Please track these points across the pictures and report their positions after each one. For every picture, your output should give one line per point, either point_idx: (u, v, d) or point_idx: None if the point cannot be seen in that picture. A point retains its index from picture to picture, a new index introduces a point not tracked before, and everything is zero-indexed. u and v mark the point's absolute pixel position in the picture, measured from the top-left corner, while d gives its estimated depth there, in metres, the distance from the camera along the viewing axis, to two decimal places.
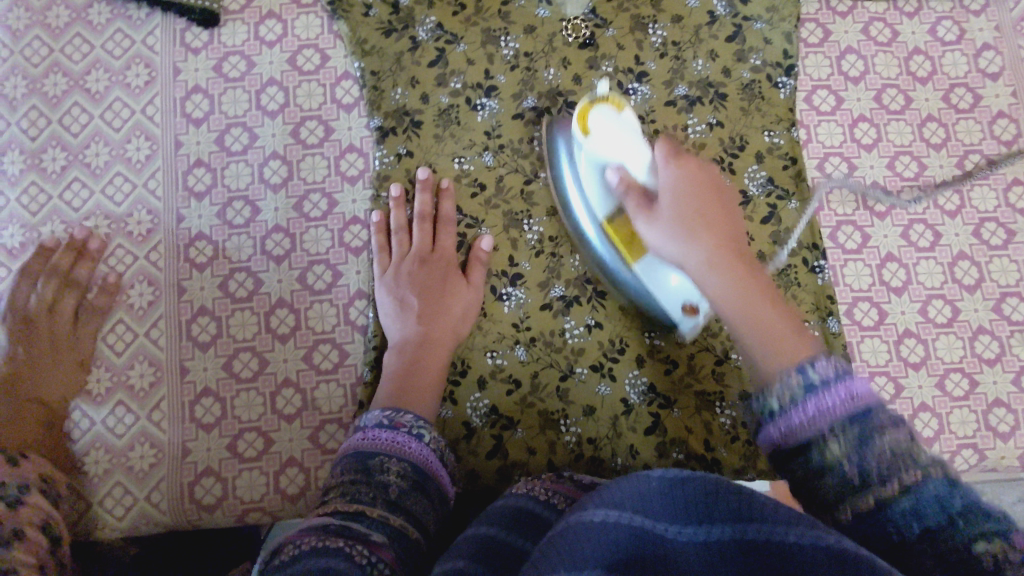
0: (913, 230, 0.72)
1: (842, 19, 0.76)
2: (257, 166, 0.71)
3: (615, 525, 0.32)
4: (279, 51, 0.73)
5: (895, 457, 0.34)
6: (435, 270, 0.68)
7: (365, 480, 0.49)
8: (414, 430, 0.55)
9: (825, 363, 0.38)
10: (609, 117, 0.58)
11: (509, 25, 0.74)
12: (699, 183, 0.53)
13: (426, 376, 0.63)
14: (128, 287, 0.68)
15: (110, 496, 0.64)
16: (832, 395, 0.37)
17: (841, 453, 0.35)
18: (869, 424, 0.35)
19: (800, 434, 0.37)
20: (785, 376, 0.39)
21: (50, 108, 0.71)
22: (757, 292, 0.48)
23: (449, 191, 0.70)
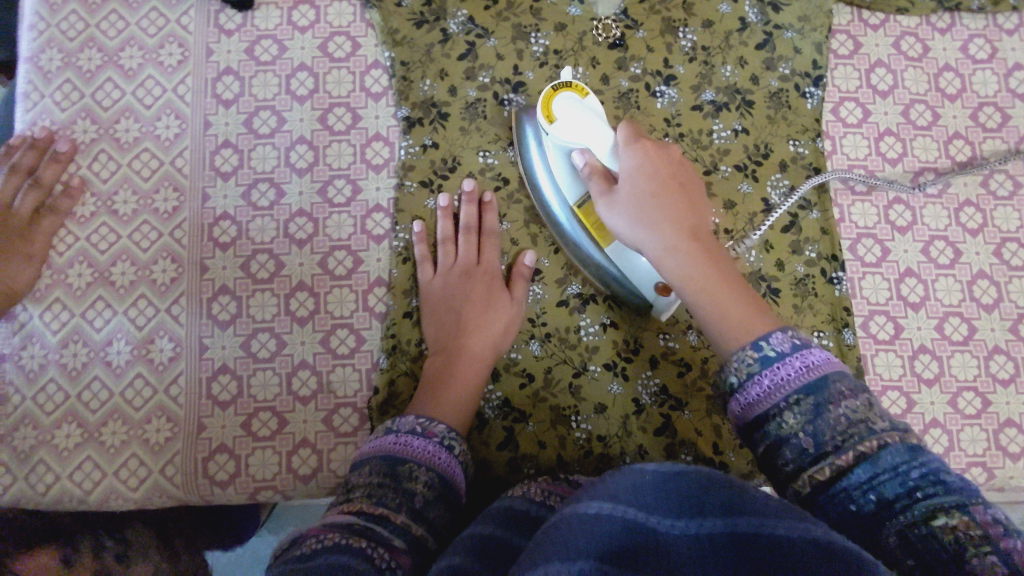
0: (934, 246, 0.72)
1: (873, 32, 0.76)
2: (284, 149, 0.72)
3: (609, 516, 0.35)
4: (312, 37, 0.74)
5: (849, 422, 0.41)
6: (478, 284, 0.68)
7: (393, 485, 0.50)
8: (444, 441, 0.56)
9: (781, 337, 0.46)
10: (575, 104, 0.60)
11: (540, 22, 0.75)
12: (659, 166, 0.59)
13: (464, 389, 0.63)
14: (152, 262, 0.69)
15: (126, 466, 0.65)
16: (787, 368, 0.45)
17: (797, 424, 0.43)
18: (823, 394, 0.43)
19: (760, 406, 0.45)
20: (743, 352, 0.47)
21: (84, 82, 0.72)
22: (726, 275, 0.55)
23: (492, 205, 0.70)
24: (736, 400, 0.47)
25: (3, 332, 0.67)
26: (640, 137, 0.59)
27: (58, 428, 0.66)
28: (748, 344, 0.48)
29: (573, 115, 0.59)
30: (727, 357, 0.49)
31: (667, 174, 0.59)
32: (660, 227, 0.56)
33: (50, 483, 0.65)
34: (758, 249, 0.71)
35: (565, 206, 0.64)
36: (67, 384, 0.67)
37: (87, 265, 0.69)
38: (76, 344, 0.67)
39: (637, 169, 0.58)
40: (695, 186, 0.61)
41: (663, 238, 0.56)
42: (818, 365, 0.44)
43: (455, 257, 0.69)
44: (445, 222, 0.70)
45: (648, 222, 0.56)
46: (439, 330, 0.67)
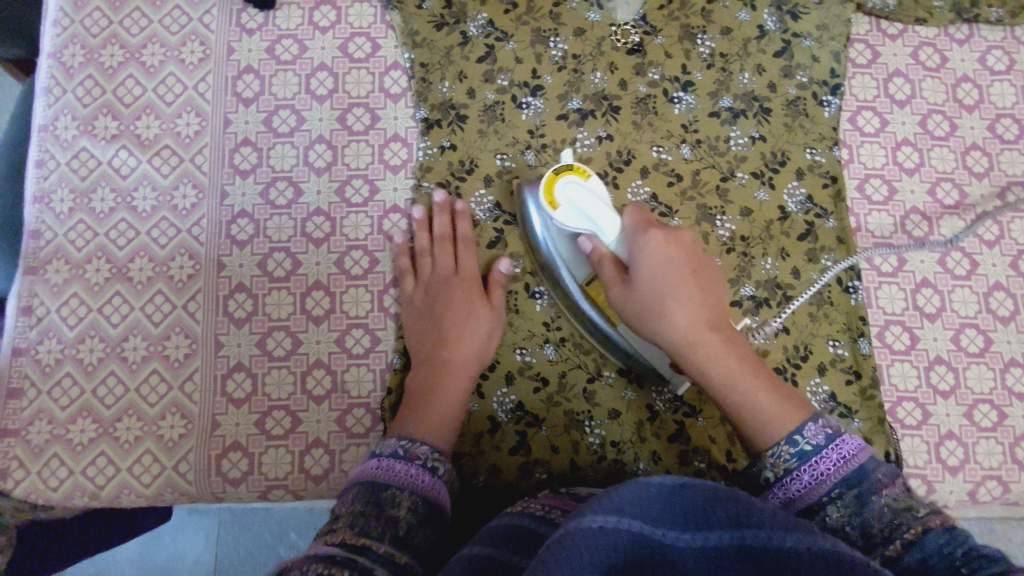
0: (950, 257, 0.72)
1: (892, 42, 0.76)
2: (303, 148, 0.72)
3: (615, 530, 0.34)
4: (332, 38, 0.74)
5: (893, 512, 0.44)
6: (455, 293, 0.68)
7: (375, 513, 0.49)
8: (427, 463, 0.55)
9: (814, 428, 0.50)
10: (578, 187, 0.60)
11: (559, 26, 0.75)
12: (669, 257, 0.59)
13: (443, 397, 0.62)
14: (169, 259, 0.69)
15: (140, 462, 0.66)
16: (825, 461, 0.48)
17: (841, 517, 0.46)
18: (863, 484, 0.46)
19: (806, 498, 0.48)
20: (778, 445, 0.51)
21: (106, 78, 0.73)
22: (751, 366, 0.57)
23: (464, 213, 0.70)
24: (773, 493, 0.50)
25: (21, 325, 0.68)
26: (647, 223, 0.61)
27: (73, 422, 0.66)
28: (784, 438, 0.51)
29: (578, 202, 0.60)
30: (762, 451, 0.52)
31: (687, 263, 0.60)
32: (684, 322, 0.57)
33: (64, 478, 0.65)
34: (775, 258, 0.71)
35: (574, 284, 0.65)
36: (83, 379, 0.67)
37: (105, 260, 0.69)
38: (92, 339, 0.68)
39: (655, 263, 0.59)
40: (708, 268, 0.62)
41: (690, 335, 0.57)
42: (853, 456, 0.48)
43: (432, 268, 0.70)
44: (421, 233, 0.70)
45: (673, 315, 0.57)
46: (418, 341, 0.67)
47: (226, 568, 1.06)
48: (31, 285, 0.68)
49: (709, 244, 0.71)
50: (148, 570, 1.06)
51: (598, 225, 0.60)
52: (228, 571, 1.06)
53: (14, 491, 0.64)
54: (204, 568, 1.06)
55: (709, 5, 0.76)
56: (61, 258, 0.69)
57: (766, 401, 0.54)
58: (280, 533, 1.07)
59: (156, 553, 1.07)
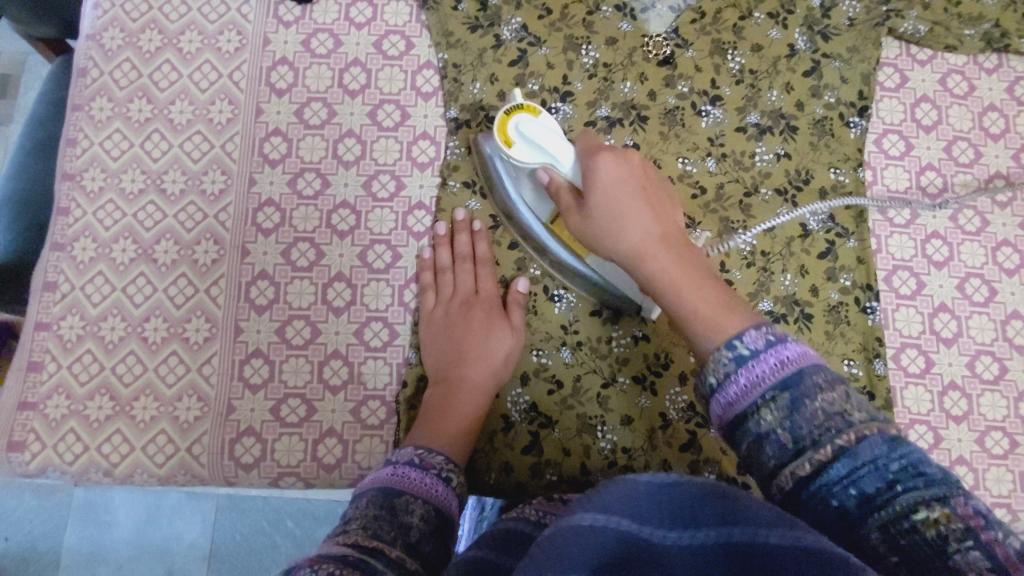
0: (969, 284, 0.72)
1: (920, 68, 0.77)
2: (333, 141, 0.73)
3: (603, 528, 0.32)
4: (367, 34, 0.75)
5: (826, 415, 0.40)
6: (475, 312, 0.68)
7: (388, 518, 0.47)
8: (441, 473, 0.55)
9: (755, 334, 0.45)
10: (529, 124, 0.59)
11: (591, 35, 0.76)
12: (622, 174, 0.58)
13: (460, 418, 0.62)
14: (195, 243, 0.70)
15: (154, 442, 0.66)
16: (762, 365, 0.43)
17: (774, 420, 0.41)
18: (800, 388, 0.41)
19: (738, 407, 0.43)
20: (719, 353, 0.46)
21: (143, 62, 0.74)
22: (703, 273, 0.55)
23: (483, 233, 0.71)
24: (715, 402, 0.45)
25: (45, 300, 0.68)
26: (600, 146, 0.59)
27: (91, 399, 0.67)
28: (723, 344, 0.46)
29: (529, 134, 0.58)
30: (706, 356, 0.47)
31: (640, 178, 0.58)
32: (632, 234, 0.56)
33: (79, 453, 0.65)
34: (794, 274, 0.71)
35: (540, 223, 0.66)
36: (103, 357, 0.67)
37: (131, 240, 0.70)
38: (115, 318, 0.68)
39: (604, 179, 0.57)
40: (664, 185, 0.61)
41: (637, 243, 0.56)
42: (792, 360, 0.42)
43: (453, 286, 0.70)
44: (442, 250, 0.70)
45: (621, 223, 0.56)
46: (434, 361, 0.67)
47: (221, 553, 1.06)
48: (57, 261, 0.69)
49: (729, 256, 0.71)
50: (142, 552, 1.06)
51: (552, 155, 0.58)
52: (223, 557, 1.06)
53: (30, 464, 0.65)
54: (199, 552, 1.06)
55: (741, 22, 0.77)
56: (88, 236, 0.70)
57: (709, 302, 0.51)
58: (277, 521, 1.07)
59: (152, 535, 1.06)
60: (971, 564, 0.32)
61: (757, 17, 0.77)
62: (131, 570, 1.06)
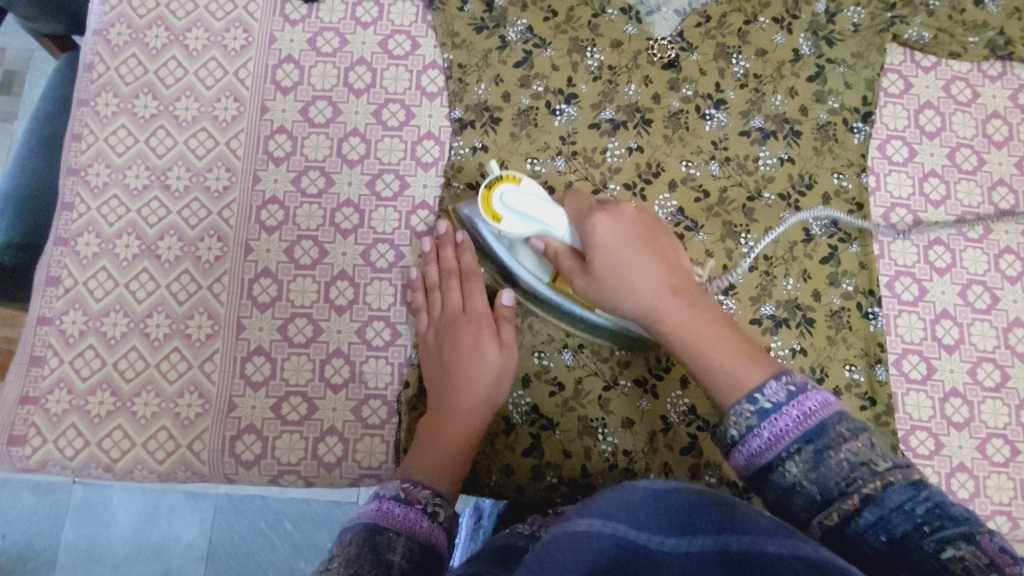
0: (971, 290, 0.72)
1: (924, 74, 0.77)
2: (337, 140, 0.73)
3: (600, 534, 0.32)
4: (373, 33, 0.75)
5: (851, 466, 0.41)
6: (464, 330, 0.66)
7: (370, 557, 0.45)
8: (428, 507, 0.52)
9: (776, 385, 0.46)
10: (514, 192, 0.60)
11: (597, 37, 0.76)
12: (620, 230, 0.57)
13: (449, 445, 0.61)
14: (198, 239, 0.70)
15: (155, 438, 0.66)
16: (786, 418, 0.44)
17: (800, 473, 0.43)
18: (823, 440, 0.43)
19: (762, 459, 0.45)
20: (739, 406, 0.47)
21: (149, 58, 0.74)
22: (720, 324, 0.54)
23: (466, 245, 0.70)
24: (738, 454, 0.46)
25: (48, 294, 0.68)
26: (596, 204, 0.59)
27: (93, 394, 0.67)
28: (744, 398, 0.47)
29: (514, 205, 0.59)
30: (726, 410, 0.49)
31: (641, 233, 0.58)
32: (641, 291, 0.55)
33: (80, 448, 0.65)
34: (797, 278, 0.71)
35: (541, 283, 0.66)
36: (105, 352, 0.68)
37: (135, 236, 0.70)
38: (117, 313, 0.68)
39: (606, 240, 0.56)
40: (665, 233, 0.61)
41: (648, 302, 0.55)
42: (815, 411, 0.44)
43: (442, 305, 0.68)
44: (430, 267, 0.69)
45: (629, 282, 0.56)
46: (427, 384, 0.66)
47: (219, 554, 1.06)
48: (61, 255, 0.69)
49: (732, 260, 0.71)
50: (140, 551, 1.06)
51: (541, 220, 0.59)
52: (221, 558, 1.06)
53: (31, 458, 0.65)
54: (197, 551, 1.06)
55: (746, 26, 0.77)
56: (92, 231, 0.70)
57: (730, 352, 0.51)
58: (275, 523, 1.07)
59: (149, 534, 1.06)
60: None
61: (762, 22, 0.77)
62: (128, 569, 1.05)
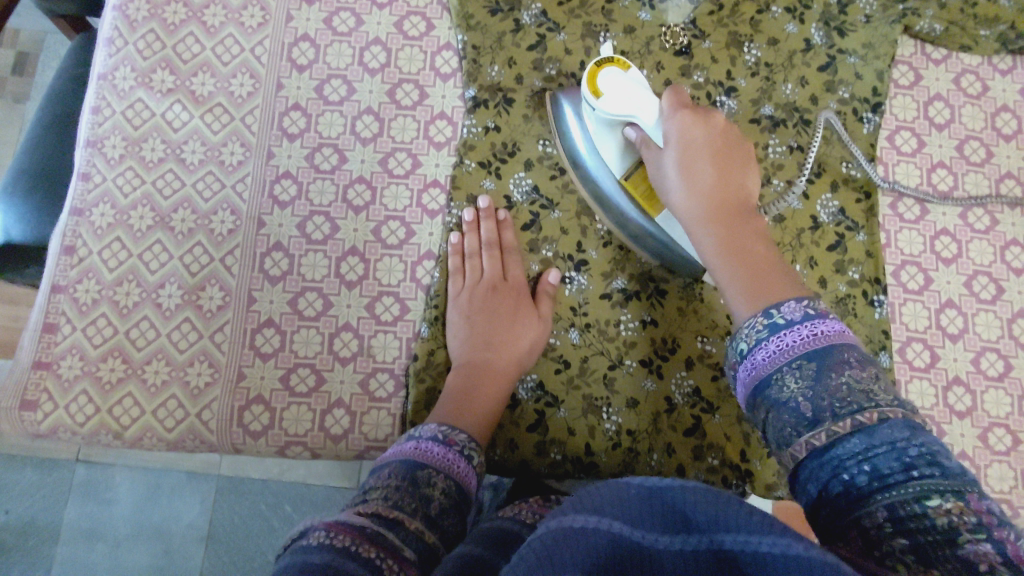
0: (977, 281, 0.72)
1: (935, 67, 0.77)
2: (351, 118, 0.74)
3: (595, 530, 0.32)
4: (389, 14, 0.76)
5: (851, 390, 0.41)
6: (505, 299, 0.69)
7: (411, 489, 0.48)
8: (464, 450, 0.56)
9: (793, 306, 0.47)
10: (618, 77, 0.61)
11: (610, 22, 0.77)
12: (698, 141, 0.60)
13: (483, 403, 0.63)
14: (211, 212, 0.71)
15: (164, 406, 0.67)
16: (793, 334, 0.45)
17: (798, 388, 0.43)
18: (826, 360, 0.43)
19: (765, 369, 0.46)
20: (753, 319, 0.49)
21: (167, 34, 0.75)
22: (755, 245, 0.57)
23: (508, 221, 0.71)
24: (743, 366, 0.48)
25: (62, 263, 0.69)
26: (688, 104, 0.62)
27: (104, 361, 0.67)
28: (760, 312, 0.49)
29: (615, 87, 0.60)
30: (738, 325, 0.51)
31: (720, 142, 0.61)
32: (704, 194, 0.59)
33: (90, 414, 0.66)
34: (804, 264, 0.71)
35: (611, 180, 0.65)
36: (116, 320, 0.68)
37: (149, 208, 0.71)
38: (129, 283, 0.69)
39: (685, 137, 0.60)
40: (746, 155, 0.62)
41: (704, 206, 0.58)
42: (823, 336, 0.44)
43: (481, 272, 0.70)
44: (470, 237, 0.71)
45: (687, 183, 0.59)
46: (462, 343, 0.67)
47: (219, 536, 1.07)
48: (75, 225, 0.70)
49: None
50: (142, 530, 1.07)
51: (637, 110, 0.60)
52: (221, 539, 1.07)
53: (42, 423, 0.66)
54: (198, 533, 1.07)
55: (758, 15, 0.78)
56: (107, 202, 0.71)
57: (759, 273, 0.54)
58: (275, 505, 1.08)
59: (151, 514, 1.07)
60: (981, 554, 0.31)
61: (774, 11, 0.78)
62: (129, 547, 1.06)
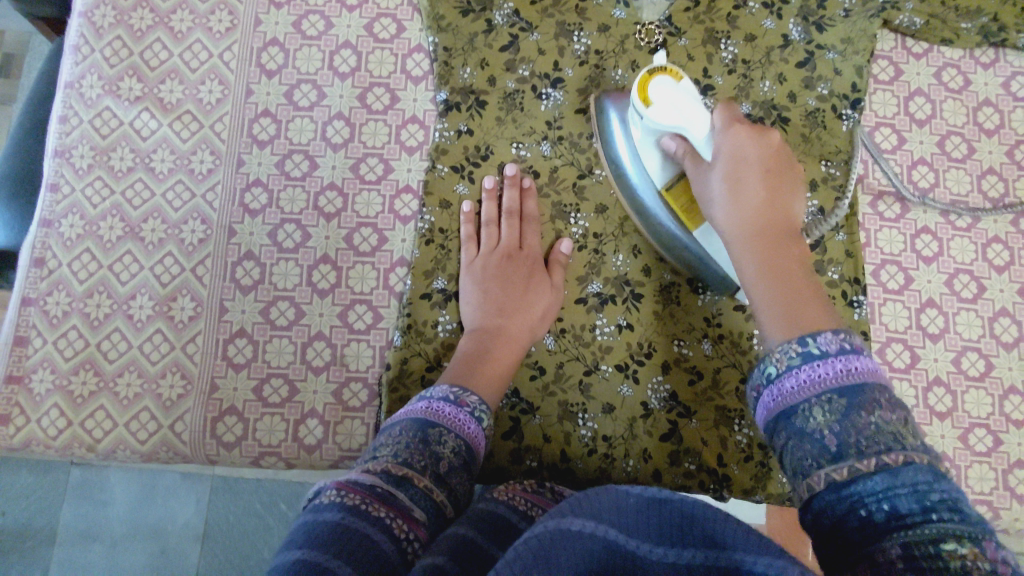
0: (958, 279, 0.71)
1: (916, 61, 0.76)
2: (322, 123, 0.73)
3: (590, 536, 0.35)
4: (358, 16, 0.75)
5: (879, 432, 0.37)
6: (520, 266, 0.69)
7: (423, 447, 0.50)
8: (474, 412, 0.57)
9: (829, 337, 0.42)
10: (671, 88, 0.57)
11: (584, 21, 0.75)
12: (749, 156, 0.56)
13: (494, 365, 0.63)
14: (182, 222, 0.70)
15: (137, 419, 0.66)
16: (828, 367, 0.41)
17: (824, 422, 0.39)
18: (859, 399, 0.39)
19: (791, 399, 0.42)
20: (786, 345, 0.44)
21: (134, 40, 0.74)
22: (795, 267, 0.52)
23: (531, 191, 0.71)
24: (767, 390, 0.44)
25: (32, 276, 0.68)
26: (740, 120, 0.58)
27: (76, 374, 0.67)
28: (794, 338, 0.44)
29: (666, 100, 0.57)
30: (769, 347, 0.46)
31: (771, 159, 0.57)
32: (742, 207, 0.55)
33: (63, 428, 0.66)
34: None
35: (652, 193, 0.64)
36: (87, 333, 0.68)
37: (118, 219, 0.70)
38: (100, 295, 0.68)
39: (735, 149, 0.56)
40: (795, 175, 0.58)
41: (737, 221, 0.55)
42: (859, 372, 0.40)
43: (497, 239, 0.70)
44: (489, 204, 0.71)
45: (727, 201, 0.55)
46: (475, 307, 0.67)
47: (215, 534, 1.07)
48: (45, 237, 0.69)
49: None
50: (137, 530, 1.07)
51: (688, 121, 0.57)
52: (217, 539, 1.07)
53: (15, 437, 0.65)
54: (193, 532, 1.07)
55: (735, 11, 0.76)
56: (76, 213, 0.70)
57: (797, 296, 0.49)
58: (270, 504, 1.08)
59: (146, 514, 1.07)
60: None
61: (751, 7, 0.76)
62: (125, 548, 1.06)
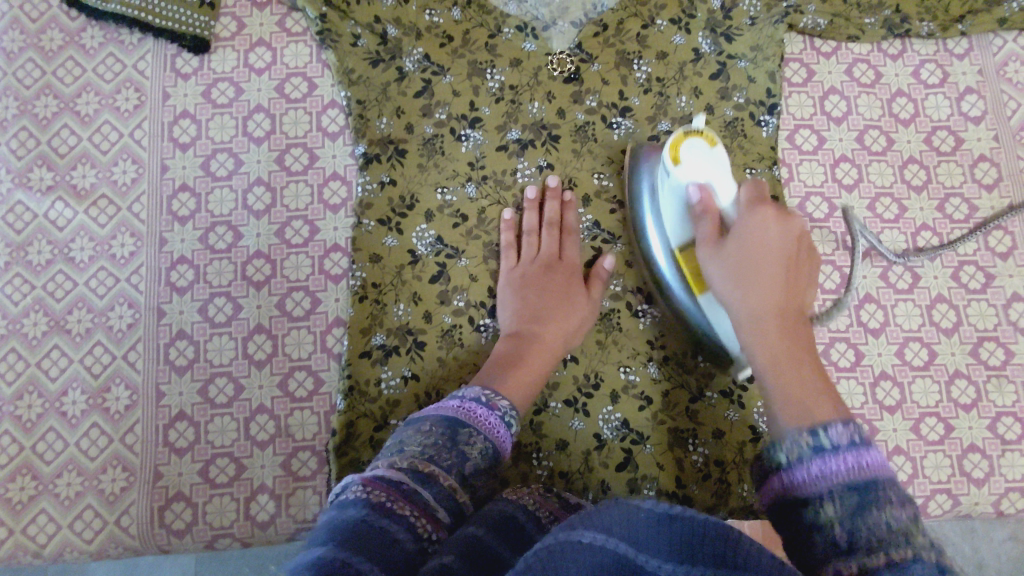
0: (893, 272, 0.72)
1: (826, 60, 0.77)
2: (241, 191, 0.72)
3: (602, 549, 0.33)
4: (268, 79, 0.74)
5: (889, 531, 0.35)
6: (558, 278, 0.69)
7: (450, 446, 0.49)
8: (504, 418, 0.56)
9: (840, 428, 0.40)
10: (702, 151, 0.61)
11: (495, 58, 0.75)
12: (766, 241, 0.55)
13: (529, 375, 0.63)
14: (107, 309, 0.69)
15: (81, 517, 0.64)
16: (839, 460, 0.38)
17: (836, 516, 0.37)
18: (870, 496, 0.37)
19: (801, 489, 0.39)
20: (796, 434, 0.41)
21: (40, 129, 0.72)
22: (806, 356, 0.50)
23: (572, 203, 0.72)
24: (776, 478, 0.41)
25: None
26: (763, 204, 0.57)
27: (13, 480, 0.65)
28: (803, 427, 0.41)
29: (701, 159, 0.60)
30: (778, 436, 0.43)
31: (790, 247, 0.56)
32: (760, 292, 0.53)
33: (4, 537, 0.64)
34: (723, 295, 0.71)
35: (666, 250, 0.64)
36: (21, 436, 0.66)
37: (42, 313, 0.68)
38: (30, 395, 0.67)
39: (752, 239, 0.55)
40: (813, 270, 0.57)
41: (754, 302, 0.53)
42: (870, 467, 0.38)
43: (537, 249, 0.70)
44: (529, 212, 0.71)
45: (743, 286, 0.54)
46: (512, 314, 0.67)
47: None
48: None
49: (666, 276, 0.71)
50: None
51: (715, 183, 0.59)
52: None
53: None
54: None
55: (644, 30, 0.77)
56: None
57: (807, 385, 0.47)
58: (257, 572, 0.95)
59: None
60: None
61: (660, 25, 0.77)
62: None
